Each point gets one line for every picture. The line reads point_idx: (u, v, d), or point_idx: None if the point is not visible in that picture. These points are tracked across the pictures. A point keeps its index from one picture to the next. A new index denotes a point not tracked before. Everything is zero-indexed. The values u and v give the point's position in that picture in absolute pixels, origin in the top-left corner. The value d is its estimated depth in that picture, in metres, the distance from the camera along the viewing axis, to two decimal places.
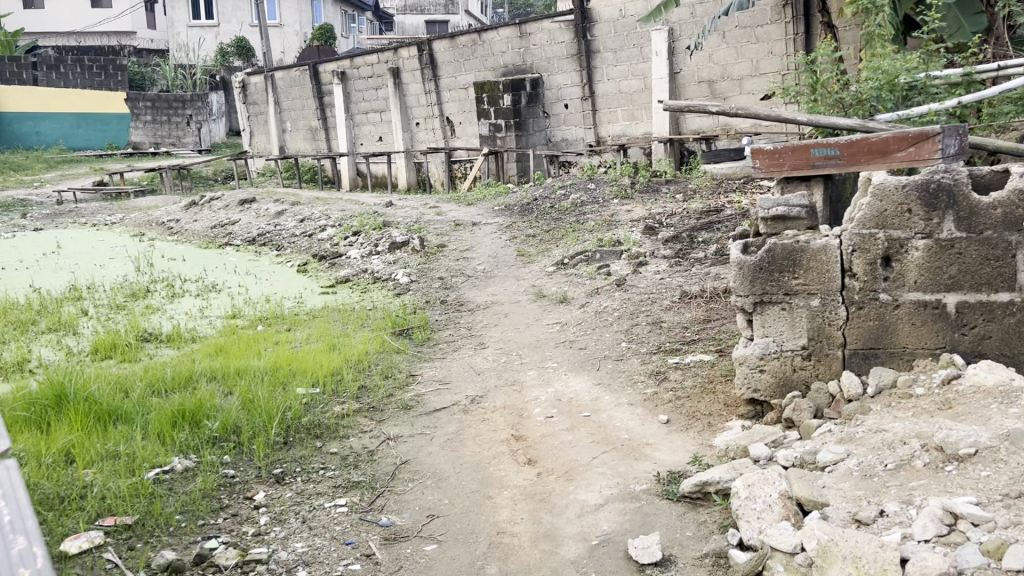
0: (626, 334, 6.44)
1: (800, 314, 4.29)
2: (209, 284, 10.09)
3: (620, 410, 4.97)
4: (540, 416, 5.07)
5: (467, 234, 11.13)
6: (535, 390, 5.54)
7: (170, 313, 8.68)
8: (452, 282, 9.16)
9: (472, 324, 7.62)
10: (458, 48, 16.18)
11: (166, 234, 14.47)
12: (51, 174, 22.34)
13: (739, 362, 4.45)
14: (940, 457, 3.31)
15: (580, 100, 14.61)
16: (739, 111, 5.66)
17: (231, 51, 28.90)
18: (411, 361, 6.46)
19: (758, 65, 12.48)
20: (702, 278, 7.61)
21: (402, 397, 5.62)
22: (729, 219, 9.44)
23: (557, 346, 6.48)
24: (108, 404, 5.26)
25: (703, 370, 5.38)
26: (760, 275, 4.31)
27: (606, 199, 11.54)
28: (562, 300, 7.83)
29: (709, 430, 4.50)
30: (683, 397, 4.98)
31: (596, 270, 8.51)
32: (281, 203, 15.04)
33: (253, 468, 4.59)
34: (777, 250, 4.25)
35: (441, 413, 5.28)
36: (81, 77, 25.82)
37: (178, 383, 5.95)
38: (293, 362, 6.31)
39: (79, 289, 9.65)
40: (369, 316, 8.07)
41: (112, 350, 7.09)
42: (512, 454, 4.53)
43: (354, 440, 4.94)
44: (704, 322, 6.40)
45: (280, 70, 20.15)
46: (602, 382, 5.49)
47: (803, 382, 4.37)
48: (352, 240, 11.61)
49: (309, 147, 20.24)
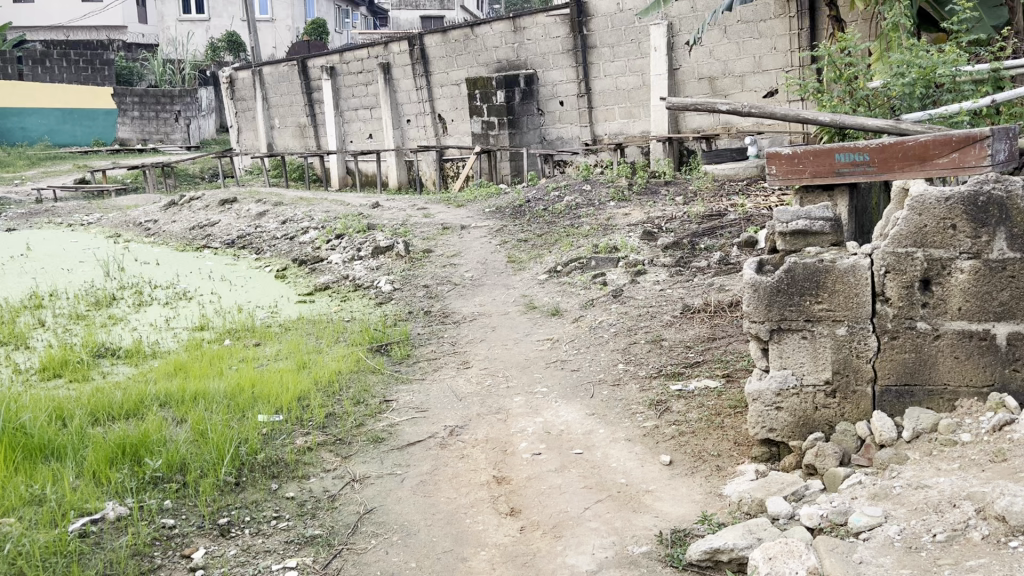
0: (623, 354, 5.86)
1: (824, 344, 3.73)
2: (180, 291, 9.49)
3: (616, 447, 4.40)
4: (525, 453, 4.49)
5: (455, 238, 10.55)
6: (521, 420, 4.97)
7: (133, 324, 8.11)
8: (437, 291, 8.59)
9: (457, 339, 7.03)
10: (450, 43, 15.58)
11: (143, 235, 13.88)
12: (33, 171, 21.70)
13: (752, 398, 3.90)
14: (1003, 530, 2.74)
15: (576, 97, 14.05)
16: (751, 109, 5.03)
17: (221, 46, 28.23)
18: (387, 384, 5.89)
19: (760, 61, 11.91)
20: (706, 290, 7.04)
21: (372, 428, 5.04)
22: (733, 225, 8.87)
23: (547, 366, 5.90)
24: (41, 436, 4.69)
25: (708, 400, 4.81)
26: (778, 298, 3.76)
27: (602, 201, 10.97)
28: (554, 313, 7.25)
29: (718, 475, 3.95)
30: (688, 433, 4.41)
31: (591, 279, 7.93)
32: (264, 203, 14.45)
33: (196, 518, 4.01)
34: (797, 271, 3.70)
35: (415, 448, 4.70)
36: (67, 71, 25.37)
37: (126, 410, 5.36)
38: (256, 385, 5.72)
39: (39, 297, 9.07)
40: (345, 329, 7.48)
41: (62, 368, 6.52)
42: (492, 502, 3.97)
43: (315, 481, 4.37)
44: (708, 342, 5.83)
45: (268, 66, 19.54)
46: (595, 412, 4.92)
47: (826, 422, 3.82)
48: (335, 244, 11.00)
49: (297, 145, 19.61)
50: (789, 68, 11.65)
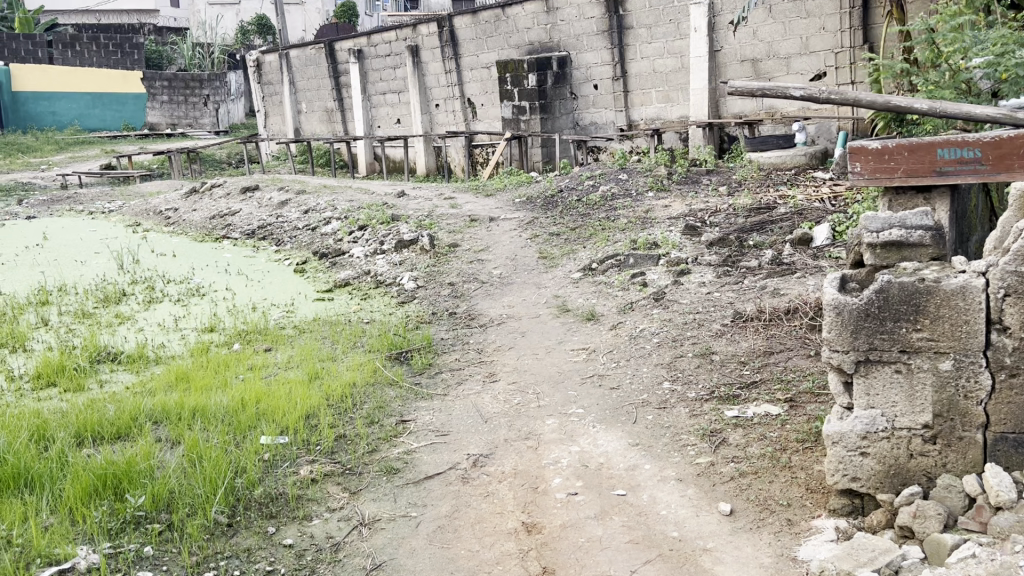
0: (668, 370, 5.23)
1: (922, 381, 3.10)
2: (193, 287, 8.99)
3: (665, 489, 3.80)
4: (558, 492, 3.90)
5: (484, 231, 9.94)
6: (555, 448, 4.37)
7: (141, 323, 7.61)
8: (463, 289, 8.00)
9: (484, 345, 6.43)
10: (480, 24, 14.89)
11: (163, 225, 13.44)
12: (60, 155, 21.42)
13: (831, 440, 3.27)
14: None
15: (611, 80, 13.34)
16: (830, 94, 3.92)
17: (252, 29, 27.69)
18: (405, 399, 5.31)
19: (808, 42, 11.14)
20: (758, 294, 6.39)
21: (386, 456, 4.46)
22: (783, 219, 8.20)
23: (582, 382, 5.29)
24: (15, 463, 4.17)
25: (770, 431, 4.19)
26: (867, 324, 3.12)
27: (640, 191, 10.30)
28: (590, 317, 6.62)
29: (790, 532, 3.33)
30: (749, 475, 3.79)
31: (629, 278, 7.31)
32: (286, 190, 13.92)
33: (177, 570, 3.49)
34: (891, 292, 3.06)
35: (433, 483, 4.12)
36: (97, 55, 24.68)
37: (117, 429, 4.84)
38: (261, 399, 5.17)
39: (46, 293, 8.61)
40: (363, 333, 6.91)
41: (57, 374, 6.02)
42: (521, 558, 3.41)
43: (318, 524, 3.82)
44: (763, 357, 5.20)
45: (295, 48, 18.98)
46: (639, 442, 4.30)
47: (924, 472, 3.18)
48: (358, 236, 10.45)
49: (324, 130, 19.08)
50: (839, 49, 10.88)
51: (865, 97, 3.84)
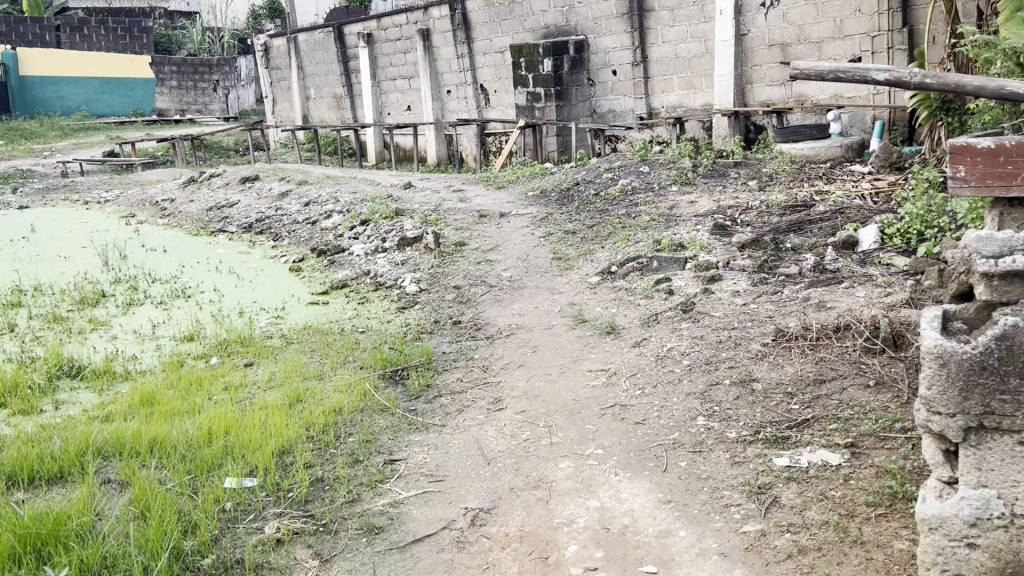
0: (702, 402, 4.47)
1: None
2: (178, 288, 8.29)
3: (705, 567, 3.08)
4: (573, 567, 3.18)
5: (493, 228, 9.21)
6: (568, 503, 3.64)
7: (116, 331, 6.92)
8: (469, 294, 7.28)
9: (490, 362, 5.70)
10: (494, 7, 14.11)
11: (159, 216, 12.80)
12: (64, 141, 20.82)
13: (927, 526, 2.54)
14: None
15: (630, 65, 12.53)
16: (926, 79, 3.12)
17: (263, 14, 26.41)
18: (397, 431, 4.60)
19: (842, 25, 10.28)
20: (801, 306, 5.62)
21: (368, 509, 3.75)
22: (823, 218, 7.43)
23: (601, 414, 4.54)
24: None
25: (832, 490, 3.45)
26: (983, 380, 2.37)
27: (662, 184, 9.53)
28: (609, 330, 5.89)
29: None
30: (811, 551, 3.07)
31: (652, 285, 6.56)
32: (288, 180, 13.21)
33: None
34: (1017, 340, 2.32)
35: (422, 549, 3.41)
36: (106, 39, 24.09)
37: (58, 468, 4.14)
38: (230, 430, 4.46)
39: (19, 295, 7.94)
40: (356, 345, 6.19)
41: (8, 394, 5.34)
42: None
43: None
44: (813, 387, 4.43)
45: (303, 32, 18.21)
46: (671, 499, 3.56)
47: None
48: (359, 231, 9.74)
49: (332, 117, 18.36)
50: (876, 32, 10.02)
51: (969, 83, 3.06)
